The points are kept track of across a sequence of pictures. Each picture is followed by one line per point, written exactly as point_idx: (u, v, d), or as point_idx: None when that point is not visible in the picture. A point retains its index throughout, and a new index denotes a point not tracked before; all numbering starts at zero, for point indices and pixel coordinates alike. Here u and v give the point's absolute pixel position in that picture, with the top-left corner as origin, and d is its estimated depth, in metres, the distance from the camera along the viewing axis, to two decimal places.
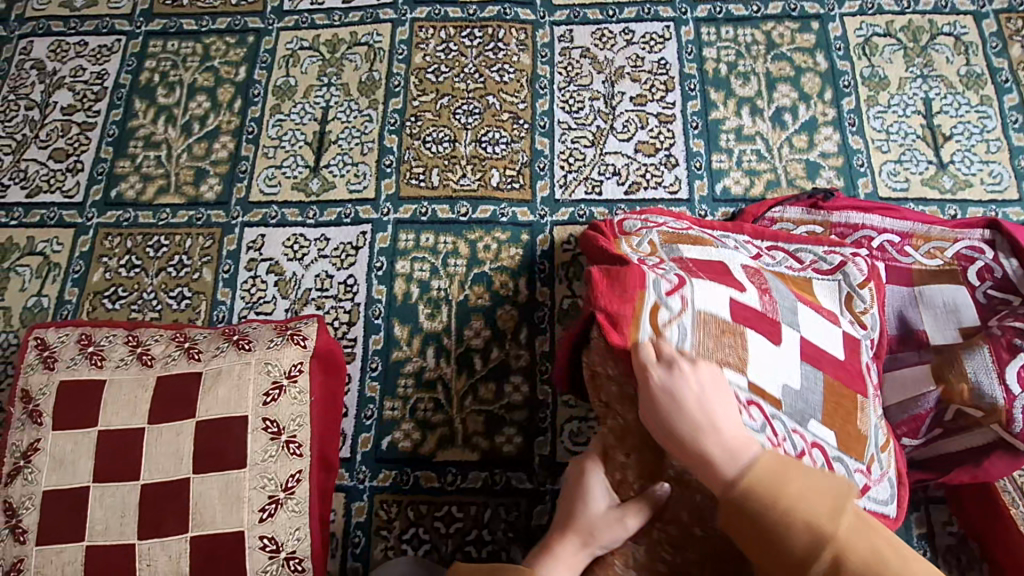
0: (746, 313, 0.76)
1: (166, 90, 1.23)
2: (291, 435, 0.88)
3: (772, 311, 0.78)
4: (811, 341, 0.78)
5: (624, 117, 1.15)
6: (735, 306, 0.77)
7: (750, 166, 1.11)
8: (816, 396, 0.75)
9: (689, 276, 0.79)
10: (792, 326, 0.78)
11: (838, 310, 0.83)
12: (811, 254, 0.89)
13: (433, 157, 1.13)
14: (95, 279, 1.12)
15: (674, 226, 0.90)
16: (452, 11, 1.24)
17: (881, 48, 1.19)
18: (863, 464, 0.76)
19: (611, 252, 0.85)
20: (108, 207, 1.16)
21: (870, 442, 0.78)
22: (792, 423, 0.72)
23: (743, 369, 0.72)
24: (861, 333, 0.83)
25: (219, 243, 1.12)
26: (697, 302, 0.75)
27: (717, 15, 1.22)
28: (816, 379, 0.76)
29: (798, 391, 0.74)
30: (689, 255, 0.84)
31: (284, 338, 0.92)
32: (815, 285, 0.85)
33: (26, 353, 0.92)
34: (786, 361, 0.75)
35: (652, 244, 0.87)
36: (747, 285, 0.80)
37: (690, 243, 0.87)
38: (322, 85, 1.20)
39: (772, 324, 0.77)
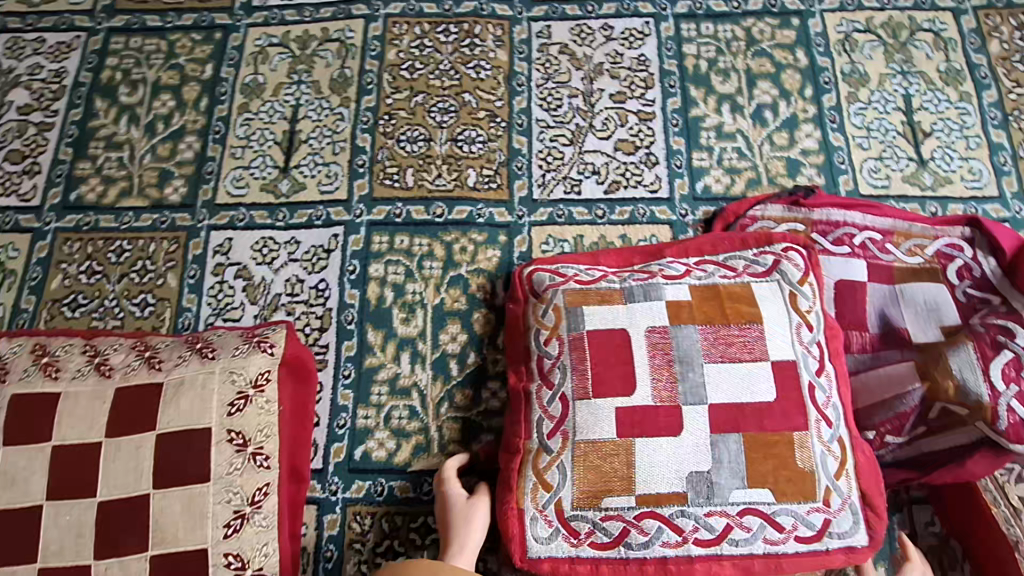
0: (632, 415, 0.80)
1: (129, 88, 1.18)
2: (257, 447, 0.84)
3: (669, 397, 0.80)
4: (721, 407, 0.79)
5: (603, 115, 1.13)
6: (620, 406, 0.80)
7: (730, 164, 1.09)
8: (736, 444, 0.78)
9: (577, 374, 0.82)
10: (694, 403, 0.80)
11: (782, 316, 0.83)
12: (742, 260, 0.89)
13: (408, 156, 1.10)
14: (54, 286, 1.07)
15: (582, 281, 0.89)
16: (427, 6, 1.21)
17: (862, 44, 1.18)
18: (817, 503, 0.78)
19: (522, 328, 0.90)
20: (67, 211, 1.11)
21: (822, 475, 0.79)
22: (704, 509, 0.78)
23: (629, 489, 0.78)
24: (807, 336, 0.83)
25: (185, 247, 1.08)
26: (578, 430, 0.81)
27: (697, 11, 1.20)
28: (734, 442, 0.78)
29: (708, 475, 0.78)
30: (591, 322, 0.84)
31: (250, 345, 0.89)
32: (753, 292, 0.85)
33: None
34: (686, 452, 0.78)
35: (557, 310, 0.86)
36: (642, 377, 0.81)
37: (597, 303, 0.85)
38: (292, 83, 1.16)
39: (670, 414, 0.79)
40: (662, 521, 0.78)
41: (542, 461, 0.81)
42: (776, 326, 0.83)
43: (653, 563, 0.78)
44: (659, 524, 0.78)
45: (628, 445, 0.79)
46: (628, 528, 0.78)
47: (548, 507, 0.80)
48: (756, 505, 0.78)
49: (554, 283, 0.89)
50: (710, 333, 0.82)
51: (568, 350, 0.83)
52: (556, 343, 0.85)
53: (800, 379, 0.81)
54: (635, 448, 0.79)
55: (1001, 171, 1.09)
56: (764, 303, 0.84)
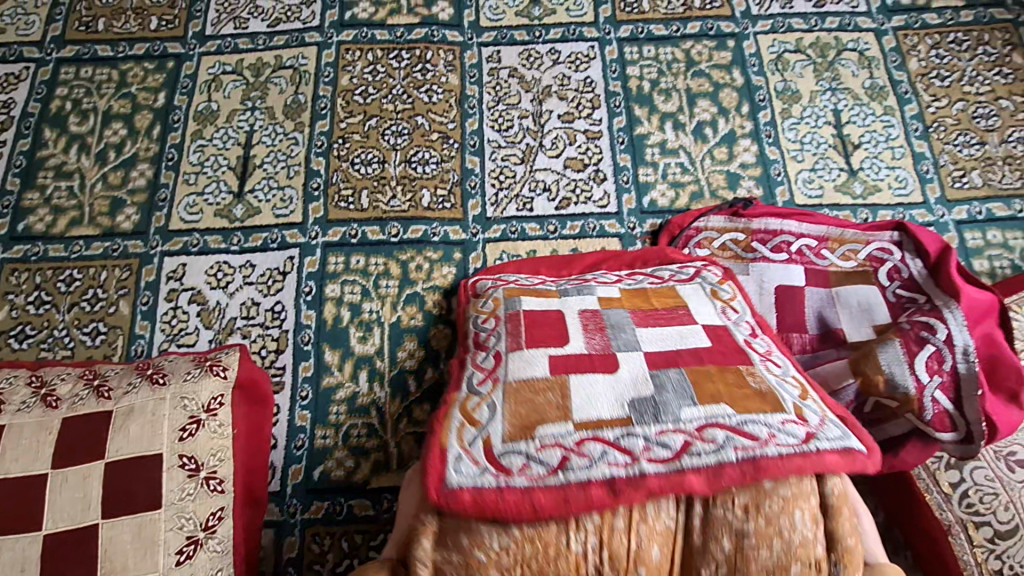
0: (567, 361, 0.75)
1: (79, 117, 1.18)
2: (211, 471, 0.84)
3: (602, 346, 0.77)
4: (656, 354, 0.75)
5: (553, 134, 1.17)
6: (555, 355, 0.76)
7: (675, 178, 1.14)
8: (678, 372, 0.72)
9: (512, 335, 0.80)
10: (628, 350, 0.76)
11: (705, 303, 0.85)
12: (669, 271, 0.94)
13: (362, 179, 1.12)
14: (0, 318, 1.05)
15: (523, 284, 0.92)
16: (380, 34, 1.24)
17: (793, 63, 1.25)
18: (788, 415, 0.68)
19: (464, 321, 0.90)
20: (15, 241, 1.10)
21: (783, 395, 0.70)
22: (655, 428, 0.67)
23: (565, 417, 0.69)
24: (733, 318, 0.83)
25: (137, 274, 1.07)
26: (510, 372, 0.75)
27: (639, 35, 1.26)
28: (677, 376, 0.72)
29: (652, 398, 0.70)
30: (528, 304, 0.84)
31: (201, 370, 0.88)
32: (679, 290, 0.88)
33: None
34: (625, 385, 0.71)
35: (496, 300, 0.87)
36: (575, 334, 0.79)
37: (533, 294, 0.86)
38: (246, 110, 1.18)
39: (604, 357, 0.75)
40: (609, 442, 0.67)
41: (470, 403, 0.73)
42: (701, 309, 0.84)
43: (601, 482, 0.64)
44: (604, 446, 0.67)
45: (563, 381, 0.72)
46: (568, 455, 0.66)
47: (475, 444, 0.69)
48: (714, 416, 0.68)
49: (493, 288, 0.92)
50: (640, 314, 0.83)
51: (504, 323, 0.82)
52: (491, 321, 0.84)
53: (734, 339, 0.79)
54: (571, 383, 0.72)
55: (925, 179, 1.16)
56: (688, 298, 0.86)
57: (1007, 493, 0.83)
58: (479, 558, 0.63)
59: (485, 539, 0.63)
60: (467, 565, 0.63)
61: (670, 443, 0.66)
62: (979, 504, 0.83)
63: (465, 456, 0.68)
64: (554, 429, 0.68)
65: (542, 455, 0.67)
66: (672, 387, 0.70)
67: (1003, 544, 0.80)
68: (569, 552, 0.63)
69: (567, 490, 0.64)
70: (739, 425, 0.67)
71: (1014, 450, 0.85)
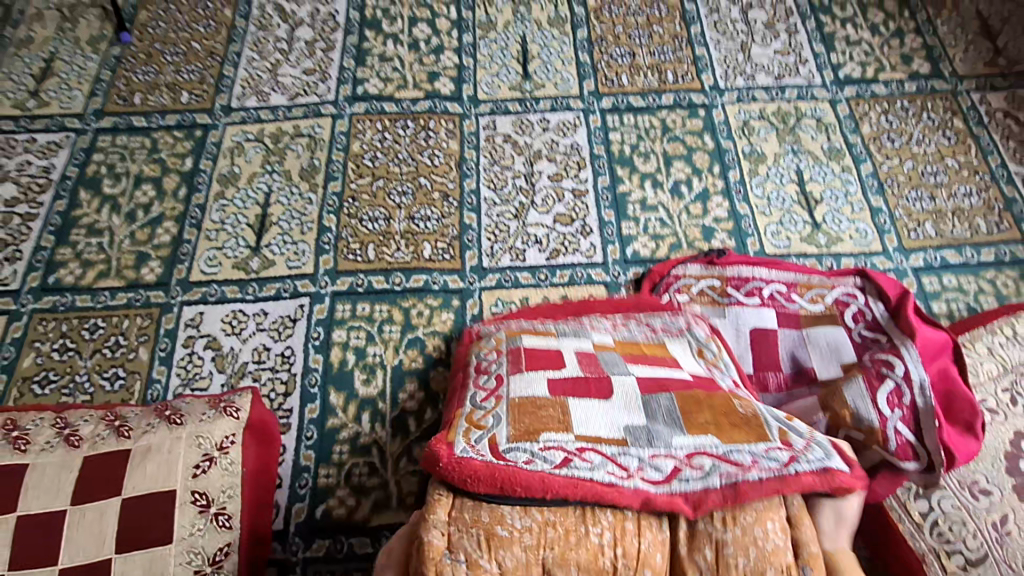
0: (565, 386, 0.83)
1: (112, 180, 1.30)
2: (220, 508, 0.89)
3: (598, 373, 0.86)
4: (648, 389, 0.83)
5: (543, 192, 1.29)
6: (553, 381, 0.84)
7: (655, 231, 1.25)
8: (668, 401, 0.80)
9: (513, 364, 0.88)
10: (622, 375, 0.85)
11: (690, 358, 0.94)
12: (659, 321, 1.03)
13: (370, 233, 1.23)
14: (26, 364, 1.11)
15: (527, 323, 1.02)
16: (388, 106, 1.39)
17: (758, 129, 1.39)
18: (773, 442, 0.75)
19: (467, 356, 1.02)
20: (45, 292, 1.18)
21: (768, 425, 0.78)
22: (647, 449, 0.74)
23: (568, 429, 0.75)
24: (717, 371, 0.93)
25: (157, 321, 1.15)
26: (512, 391, 0.83)
27: (619, 106, 1.41)
28: (665, 404, 0.79)
29: (642, 426, 0.77)
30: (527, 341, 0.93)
31: (217, 411, 0.94)
32: (668, 343, 0.97)
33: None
34: (612, 411, 0.79)
35: (498, 339, 0.97)
36: (571, 362, 0.88)
37: (533, 334, 0.96)
38: (265, 173, 1.30)
39: (600, 381, 0.84)
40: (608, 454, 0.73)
41: (475, 415, 0.80)
42: (686, 360, 0.93)
43: (605, 488, 0.69)
44: (603, 458, 0.72)
45: (561, 402, 0.80)
46: (570, 458, 0.72)
47: (481, 443, 0.74)
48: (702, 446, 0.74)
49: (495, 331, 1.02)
50: (627, 354, 0.92)
51: (505, 355, 0.91)
52: (493, 352, 0.93)
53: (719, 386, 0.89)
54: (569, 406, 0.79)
55: (883, 230, 1.27)
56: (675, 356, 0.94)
57: (974, 521, 0.88)
58: (501, 534, 0.67)
59: (507, 517, 0.68)
60: (488, 538, 0.67)
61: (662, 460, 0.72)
62: (949, 532, 0.87)
63: (472, 448, 0.73)
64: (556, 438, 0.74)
65: (552, 456, 0.72)
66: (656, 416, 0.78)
67: (975, 572, 0.84)
68: (581, 549, 0.67)
69: (580, 486, 0.69)
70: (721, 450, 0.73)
71: (977, 479, 0.91)
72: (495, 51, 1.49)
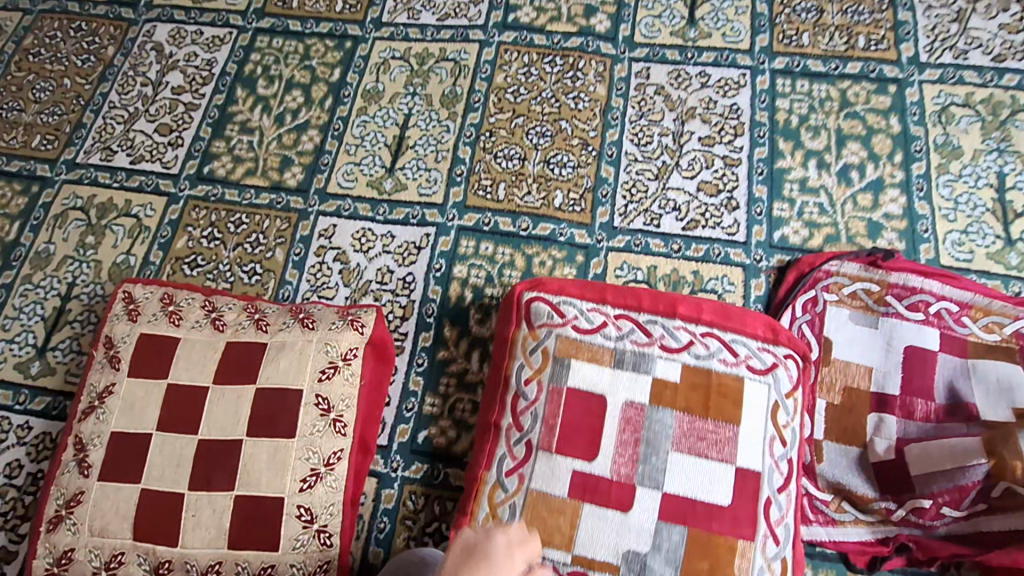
0: (586, 481, 0.87)
1: (266, 81, 1.33)
2: (338, 414, 0.91)
3: (626, 473, 0.87)
4: (674, 495, 0.86)
5: (690, 155, 1.19)
6: (578, 468, 0.88)
7: (810, 218, 1.12)
8: (679, 536, 0.84)
9: (555, 400, 0.90)
10: (652, 484, 0.87)
11: (845, 482, 0.93)
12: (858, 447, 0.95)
13: (503, 171, 1.19)
14: (179, 246, 1.20)
15: (580, 328, 0.94)
16: (538, 38, 1.32)
17: (958, 117, 1.19)
18: (773, 435, 0.89)
19: (505, 360, 0.95)
20: (200, 181, 1.25)
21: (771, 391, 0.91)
22: (660, 455, 0.88)
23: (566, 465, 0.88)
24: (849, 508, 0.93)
25: (294, 226, 1.20)
26: (552, 378, 0.92)
27: (794, 68, 1.25)
28: (666, 419, 0.89)
29: (656, 431, 0.89)
30: (574, 374, 0.91)
31: (345, 322, 0.96)
32: (832, 456, 0.95)
33: (113, 304, 1.00)
34: (630, 530, 0.85)
35: (546, 352, 0.93)
36: (609, 433, 0.89)
37: (585, 357, 0.92)
38: (407, 94, 1.29)
39: (630, 429, 0.89)
40: (597, 332, 0.94)
41: (528, 362, 0.93)
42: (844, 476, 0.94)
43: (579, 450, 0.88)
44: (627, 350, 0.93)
45: (576, 508, 0.87)
46: None
47: (515, 445, 0.90)
48: (715, 330, 0.93)
49: (541, 330, 0.94)
50: (678, 421, 0.89)
51: (545, 396, 0.91)
52: (537, 363, 0.93)
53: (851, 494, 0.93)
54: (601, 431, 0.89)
55: None
56: (749, 397, 0.90)
57: None
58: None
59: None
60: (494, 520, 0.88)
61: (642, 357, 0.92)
62: None
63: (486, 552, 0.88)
64: (535, 406, 0.91)
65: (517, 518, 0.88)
66: (642, 514, 0.86)
67: None
68: None
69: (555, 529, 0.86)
70: (692, 494, 0.86)
71: None
72: None
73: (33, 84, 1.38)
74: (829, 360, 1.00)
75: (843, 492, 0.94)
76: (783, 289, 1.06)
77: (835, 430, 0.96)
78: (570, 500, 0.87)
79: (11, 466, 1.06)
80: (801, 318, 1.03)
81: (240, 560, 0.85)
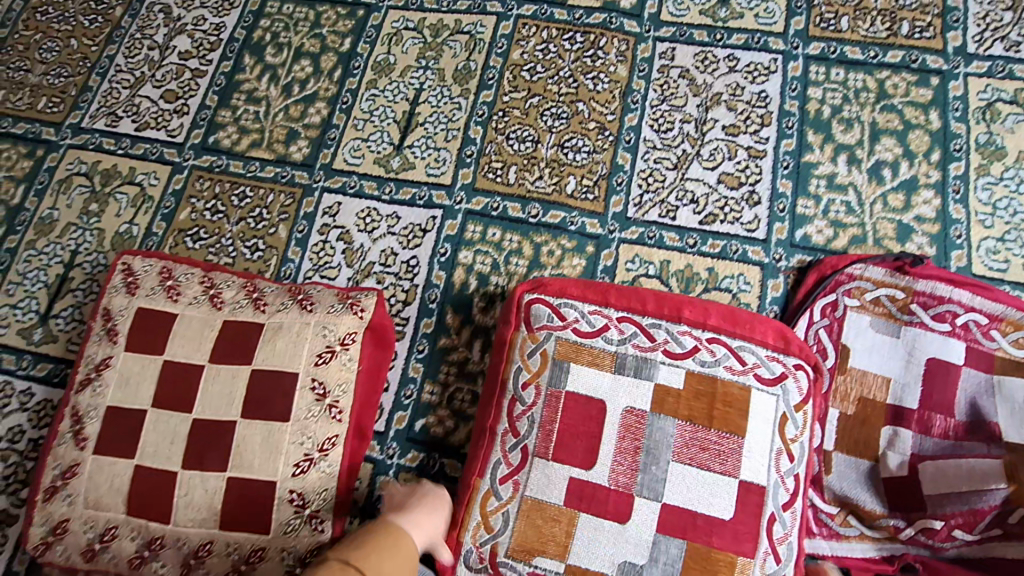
0: (583, 489, 0.86)
1: (275, 49, 1.29)
2: (334, 400, 0.89)
3: (624, 483, 0.85)
4: (675, 507, 0.84)
5: (713, 145, 1.13)
6: (575, 476, 0.86)
7: (836, 217, 1.06)
8: (677, 548, 0.83)
9: (554, 404, 0.88)
10: (649, 494, 0.85)
11: (853, 496, 0.90)
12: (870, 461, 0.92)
13: (515, 154, 1.14)
14: (182, 217, 1.18)
15: (582, 331, 0.91)
16: (558, 12, 1.25)
17: (1004, 115, 1.11)
18: (779, 449, 0.86)
19: (503, 361, 0.92)
20: (204, 151, 1.22)
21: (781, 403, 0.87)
22: (659, 466, 0.85)
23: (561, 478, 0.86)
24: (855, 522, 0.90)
25: (299, 203, 1.17)
26: (551, 383, 0.89)
27: (830, 55, 1.17)
28: (667, 429, 0.86)
29: (656, 441, 0.86)
30: (573, 378, 0.89)
31: (344, 306, 0.94)
32: (841, 469, 0.92)
33: (112, 276, 0.98)
34: (627, 540, 0.84)
35: (545, 355, 0.91)
36: (609, 440, 0.87)
37: (586, 362, 0.90)
38: (419, 68, 1.24)
39: (630, 437, 0.87)
40: (597, 336, 0.91)
41: (529, 363, 0.91)
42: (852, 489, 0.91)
43: (576, 455, 0.87)
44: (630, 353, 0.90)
45: (572, 516, 0.85)
46: None
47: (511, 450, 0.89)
48: (722, 336, 0.90)
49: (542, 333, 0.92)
50: (680, 431, 0.86)
51: (544, 399, 0.89)
52: (537, 366, 0.90)
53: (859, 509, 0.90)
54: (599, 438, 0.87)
55: None
56: (755, 407, 0.86)
57: None
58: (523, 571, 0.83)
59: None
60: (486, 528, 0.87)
61: (643, 363, 0.89)
62: None
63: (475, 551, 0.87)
64: (532, 412, 0.89)
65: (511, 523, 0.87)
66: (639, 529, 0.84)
67: None
68: None
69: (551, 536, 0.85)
70: (693, 507, 0.84)
71: None
72: None
73: (39, 43, 1.35)
74: (845, 367, 0.96)
75: (850, 506, 0.91)
76: (802, 291, 1.01)
77: (847, 440, 0.93)
78: (566, 507, 0.86)
79: (13, 431, 1.07)
80: (819, 322, 0.99)
81: (231, 541, 0.84)
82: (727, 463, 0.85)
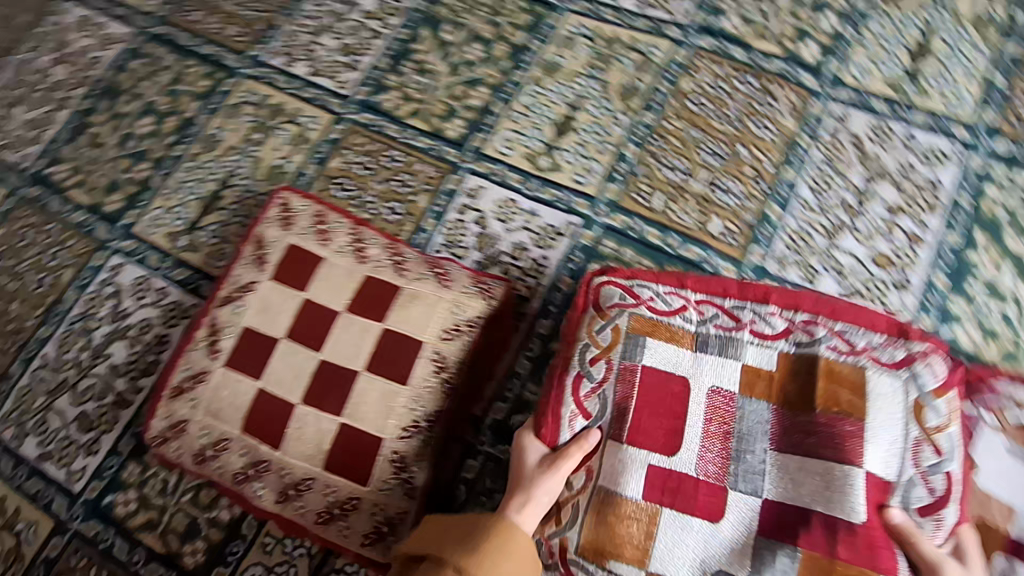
0: (666, 481, 0.85)
1: (452, 28, 1.32)
2: (450, 374, 0.92)
3: (716, 472, 0.85)
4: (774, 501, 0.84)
5: (870, 220, 1.09)
6: (655, 464, 0.86)
7: (987, 325, 1.01)
8: None
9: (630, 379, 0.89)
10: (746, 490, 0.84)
11: None
12: None
13: (665, 182, 1.14)
14: (333, 165, 1.23)
15: (659, 310, 0.94)
16: (736, 51, 1.24)
17: None
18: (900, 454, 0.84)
19: (573, 332, 0.94)
20: (366, 108, 1.27)
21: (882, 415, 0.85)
22: (750, 458, 0.86)
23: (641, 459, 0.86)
24: None
25: (443, 178, 1.20)
26: (624, 357, 0.91)
27: (1017, 156, 1.11)
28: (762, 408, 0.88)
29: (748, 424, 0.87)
30: (650, 355, 0.91)
31: (477, 290, 0.97)
32: None
33: (271, 207, 1.05)
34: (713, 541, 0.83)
35: (615, 330, 0.92)
36: (697, 415, 0.88)
37: (662, 338, 0.92)
38: (586, 76, 1.25)
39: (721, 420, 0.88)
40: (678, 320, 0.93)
41: (601, 334, 0.92)
42: None
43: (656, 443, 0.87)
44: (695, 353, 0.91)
45: (654, 512, 0.84)
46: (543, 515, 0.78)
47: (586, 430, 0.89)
48: (819, 321, 0.91)
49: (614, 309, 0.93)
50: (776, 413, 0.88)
51: (617, 377, 0.90)
52: (610, 338, 0.92)
53: None
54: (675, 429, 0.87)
55: None
56: (874, 389, 0.86)
57: None
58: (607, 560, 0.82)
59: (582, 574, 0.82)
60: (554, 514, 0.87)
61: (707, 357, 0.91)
62: None
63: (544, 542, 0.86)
64: (598, 393, 0.90)
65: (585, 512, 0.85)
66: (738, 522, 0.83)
67: None
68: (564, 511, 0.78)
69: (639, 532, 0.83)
70: (801, 505, 0.83)
71: None
72: (886, 32, 1.22)
73: None
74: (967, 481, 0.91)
75: None
76: None
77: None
78: (647, 502, 0.84)
79: (145, 323, 1.15)
80: None
81: (330, 484, 0.88)
82: (831, 492, 0.82)
